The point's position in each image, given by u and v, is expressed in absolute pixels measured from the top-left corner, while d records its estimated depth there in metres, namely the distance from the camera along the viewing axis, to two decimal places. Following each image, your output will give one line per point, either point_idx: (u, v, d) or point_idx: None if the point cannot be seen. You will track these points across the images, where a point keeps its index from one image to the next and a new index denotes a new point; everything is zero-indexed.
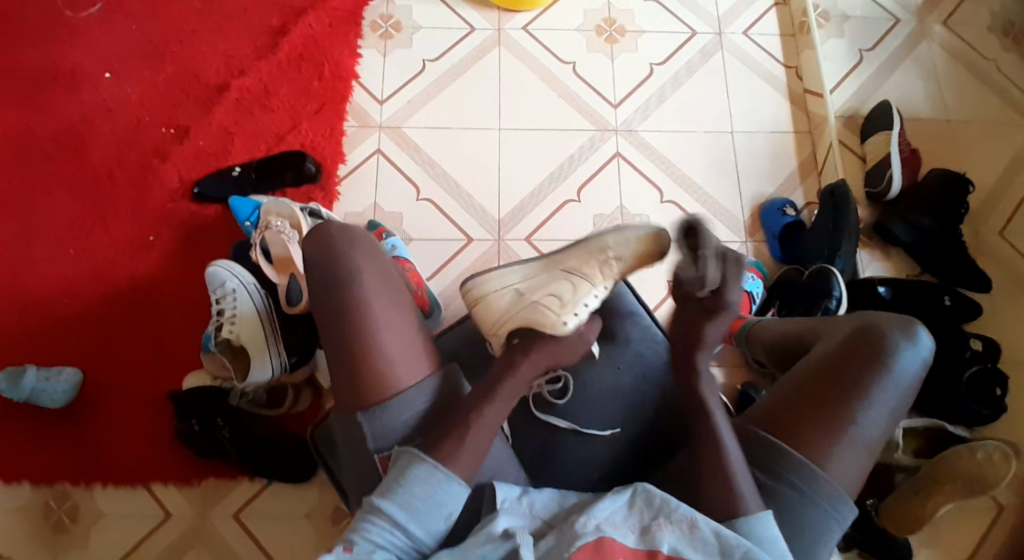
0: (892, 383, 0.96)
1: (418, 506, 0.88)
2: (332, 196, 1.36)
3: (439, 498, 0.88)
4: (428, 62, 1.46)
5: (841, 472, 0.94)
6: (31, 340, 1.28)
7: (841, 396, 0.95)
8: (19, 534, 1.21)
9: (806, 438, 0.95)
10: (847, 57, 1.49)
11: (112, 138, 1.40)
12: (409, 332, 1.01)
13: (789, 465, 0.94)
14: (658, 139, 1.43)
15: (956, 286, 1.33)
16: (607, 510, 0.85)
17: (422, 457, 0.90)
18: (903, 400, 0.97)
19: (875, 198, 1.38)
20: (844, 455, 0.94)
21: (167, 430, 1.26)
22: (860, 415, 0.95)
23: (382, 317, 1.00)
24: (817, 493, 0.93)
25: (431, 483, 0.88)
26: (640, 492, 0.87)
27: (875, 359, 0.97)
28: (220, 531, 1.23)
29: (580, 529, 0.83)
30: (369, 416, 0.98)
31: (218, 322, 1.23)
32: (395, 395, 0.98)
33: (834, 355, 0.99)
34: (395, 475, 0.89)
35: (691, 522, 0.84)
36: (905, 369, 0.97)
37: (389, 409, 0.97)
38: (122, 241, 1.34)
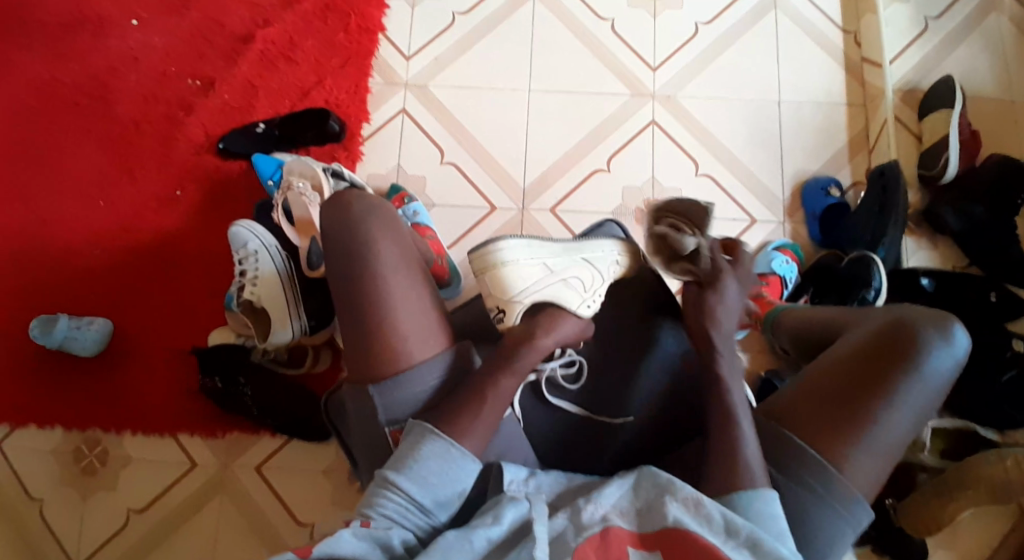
0: (923, 384, 0.89)
1: (431, 480, 0.86)
2: (355, 156, 1.34)
3: (452, 473, 0.87)
4: (458, 15, 1.40)
5: (860, 475, 0.87)
6: (62, 289, 1.31)
7: (865, 393, 0.89)
8: (53, 474, 1.27)
9: (825, 436, 0.88)
10: (911, 23, 1.37)
11: (139, 88, 1.39)
12: (423, 302, 0.99)
13: (805, 465, 0.88)
14: (697, 107, 1.35)
15: (1005, 282, 1.25)
16: (611, 496, 0.83)
17: (434, 432, 0.88)
18: (931, 401, 0.89)
19: (928, 181, 1.29)
20: (865, 457, 0.87)
21: (191, 384, 1.29)
22: (883, 415, 0.88)
23: (397, 292, 0.97)
24: (832, 495, 0.87)
25: (446, 460, 0.87)
26: (646, 474, 0.85)
27: (906, 356, 0.89)
28: (243, 482, 1.27)
29: (587, 518, 0.81)
30: (382, 390, 0.95)
31: (240, 283, 1.24)
32: (406, 369, 0.95)
33: (861, 349, 0.92)
34: (408, 450, 0.87)
35: (696, 501, 0.81)
36: (938, 370, 0.90)
37: (401, 383, 0.95)
38: (150, 194, 1.35)
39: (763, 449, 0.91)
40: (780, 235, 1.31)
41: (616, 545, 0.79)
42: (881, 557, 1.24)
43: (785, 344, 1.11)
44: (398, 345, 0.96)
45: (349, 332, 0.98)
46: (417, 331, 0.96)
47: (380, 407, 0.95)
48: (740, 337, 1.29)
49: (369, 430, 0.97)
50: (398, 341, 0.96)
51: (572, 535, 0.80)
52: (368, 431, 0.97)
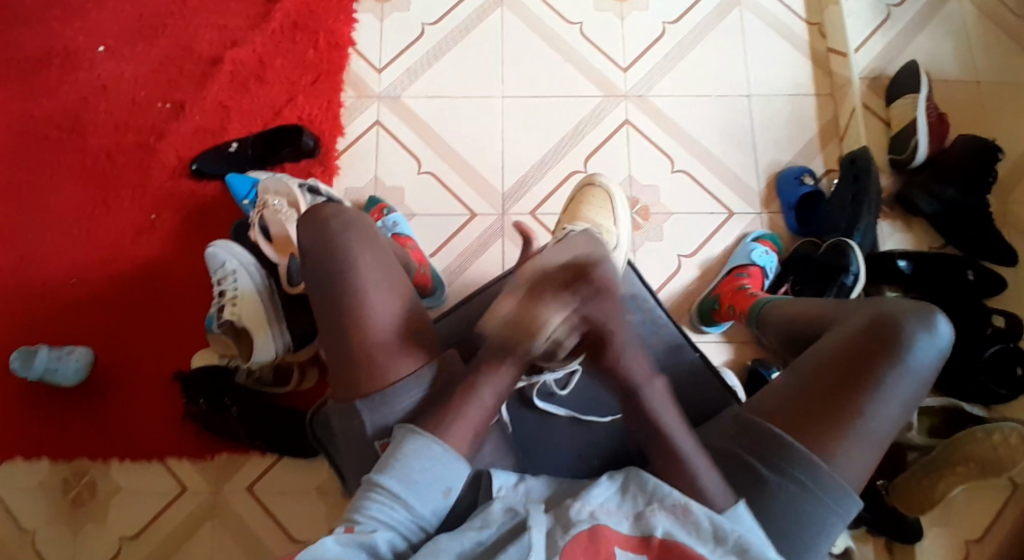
0: (907, 377, 0.89)
1: (416, 478, 0.84)
2: (332, 171, 1.34)
3: (437, 470, 0.85)
4: (427, 26, 1.41)
5: (849, 468, 0.88)
6: (41, 320, 1.30)
7: (850, 389, 0.89)
8: (40, 508, 1.25)
9: (812, 432, 0.88)
10: (873, 13, 1.40)
11: (111, 114, 1.38)
12: (403, 315, 0.95)
13: (793, 459, 0.88)
14: (669, 105, 1.37)
15: (981, 260, 1.27)
16: (600, 497, 0.82)
17: (418, 431, 0.87)
18: (916, 393, 0.90)
19: (899, 166, 1.32)
20: (851, 450, 0.88)
21: (176, 409, 1.28)
22: (869, 409, 0.88)
23: (380, 308, 0.93)
24: (821, 489, 0.87)
25: (429, 457, 0.85)
26: (634, 476, 0.84)
27: (890, 351, 0.89)
28: (234, 505, 1.25)
29: (575, 516, 0.80)
30: (368, 405, 0.92)
31: (219, 304, 1.22)
32: (391, 385, 0.92)
33: (848, 346, 0.92)
34: (393, 450, 0.86)
35: (683, 506, 0.81)
36: (921, 362, 0.90)
37: (390, 396, 0.91)
38: (126, 220, 1.34)
39: (751, 444, 0.91)
40: (757, 227, 1.32)
41: (604, 545, 0.78)
42: (876, 537, 1.25)
43: (769, 337, 1.11)
44: (381, 359, 0.92)
45: (329, 347, 0.94)
46: (398, 345, 0.93)
47: (368, 420, 0.92)
48: (726, 329, 1.29)
49: (357, 439, 0.94)
50: (379, 354, 0.92)
51: (560, 534, 0.79)
52: (357, 444, 0.94)
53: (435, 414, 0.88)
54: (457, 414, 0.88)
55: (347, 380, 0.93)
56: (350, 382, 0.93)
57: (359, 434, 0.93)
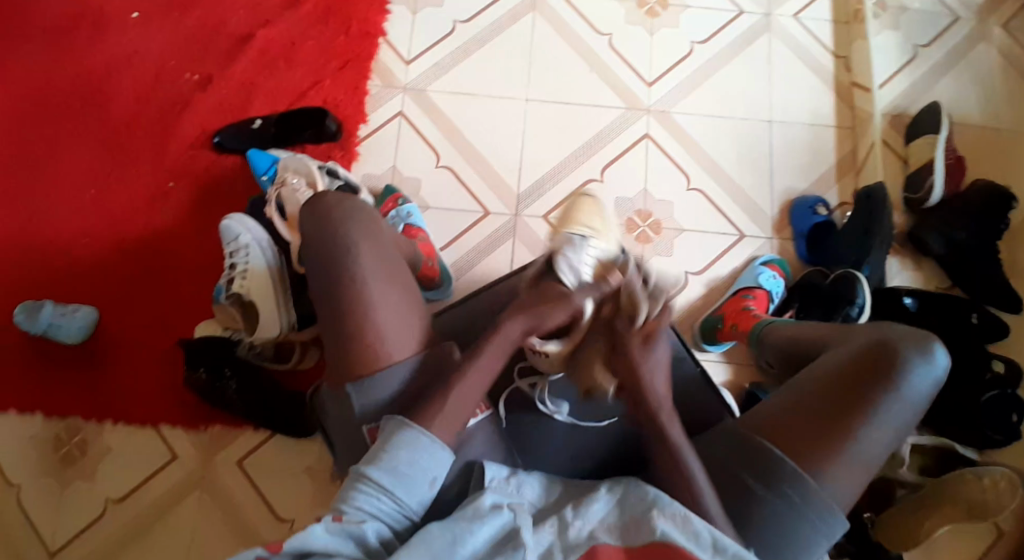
0: (901, 402, 0.90)
1: (404, 471, 0.85)
2: (351, 157, 1.35)
3: (424, 463, 0.86)
4: (459, 24, 1.43)
5: (837, 488, 0.88)
6: (50, 277, 1.31)
7: (845, 409, 0.90)
8: (30, 462, 1.26)
9: (803, 449, 0.89)
10: (900, 52, 1.42)
11: (140, 80, 1.40)
12: (403, 302, 0.94)
13: (783, 475, 0.88)
14: (689, 122, 1.38)
15: (986, 305, 1.27)
16: (599, 512, 0.83)
17: (408, 423, 0.87)
18: (909, 420, 0.91)
19: (913, 204, 1.32)
20: (841, 470, 0.88)
21: (175, 376, 1.28)
22: (860, 432, 0.89)
23: (379, 296, 0.92)
24: (808, 506, 0.88)
25: (418, 449, 0.86)
26: (633, 490, 0.84)
27: (887, 375, 0.90)
28: (223, 477, 1.26)
29: (574, 537, 0.81)
30: (359, 389, 0.91)
31: (230, 275, 1.23)
32: (383, 370, 0.91)
33: (846, 367, 0.93)
34: (381, 443, 0.86)
35: (683, 516, 0.82)
36: (917, 389, 0.91)
37: (378, 382, 0.91)
38: (144, 186, 1.35)
39: (742, 456, 0.92)
40: (767, 251, 1.33)
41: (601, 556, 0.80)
42: None
43: (770, 358, 1.12)
44: (379, 345, 0.92)
45: (327, 333, 0.94)
46: (396, 331, 0.92)
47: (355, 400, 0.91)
48: (727, 349, 1.30)
49: (346, 421, 0.93)
50: (378, 341, 0.91)
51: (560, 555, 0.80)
52: (346, 428, 0.94)
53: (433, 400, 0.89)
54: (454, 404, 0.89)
55: (342, 362, 0.93)
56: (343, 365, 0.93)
57: (348, 417, 0.93)
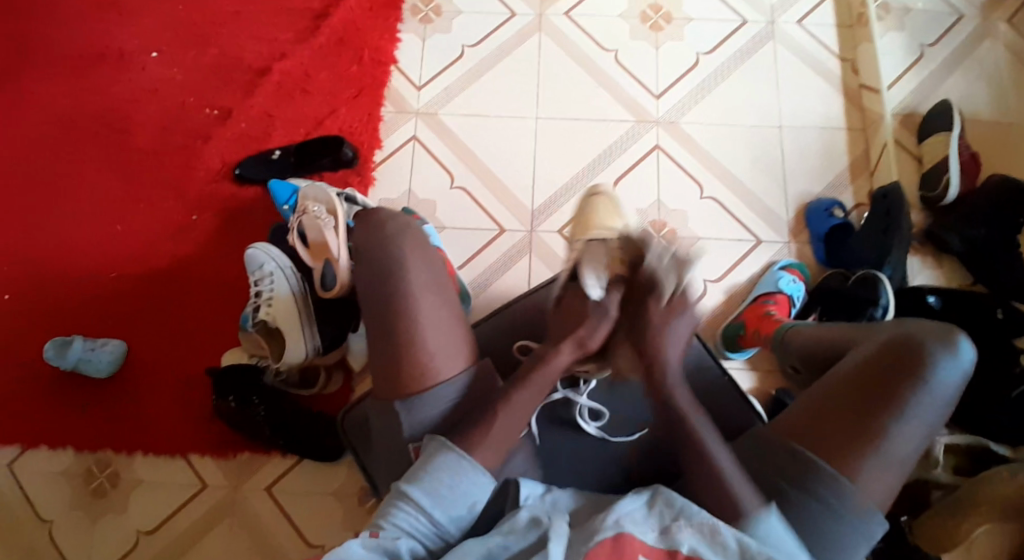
0: (931, 399, 0.90)
1: (443, 492, 0.86)
2: (368, 182, 1.37)
3: (465, 486, 0.87)
4: (467, 47, 1.45)
5: (873, 488, 0.88)
6: (78, 312, 1.34)
7: (876, 408, 0.90)
8: (63, 496, 1.27)
9: (837, 451, 0.89)
10: (906, 52, 1.42)
11: (161, 118, 1.44)
12: (450, 318, 0.97)
13: (818, 478, 0.89)
14: (699, 131, 1.39)
15: (1011, 300, 1.26)
16: (627, 507, 0.84)
17: (449, 446, 0.88)
18: (940, 415, 0.91)
19: (930, 203, 1.32)
20: (875, 470, 0.88)
21: (203, 405, 1.30)
22: (893, 430, 0.89)
23: (427, 312, 0.95)
24: (845, 508, 0.88)
25: (457, 472, 0.87)
26: (661, 493, 0.85)
27: (914, 371, 0.91)
28: (253, 505, 1.26)
29: (602, 527, 0.81)
30: (408, 407, 0.94)
31: (255, 304, 1.25)
32: (429, 389, 0.94)
33: (873, 366, 0.93)
34: (423, 463, 0.88)
35: (711, 526, 0.82)
36: (946, 384, 0.91)
37: (424, 400, 0.93)
38: (167, 220, 1.38)
39: (775, 460, 0.92)
40: (784, 255, 1.33)
41: (629, 549, 0.80)
42: None
43: (794, 362, 1.12)
44: (425, 361, 0.94)
45: (374, 344, 0.96)
46: (442, 347, 0.95)
47: (405, 424, 0.94)
48: (750, 356, 1.30)
49: (393, 441, 0.96)
50: (426, 356, 0.94)
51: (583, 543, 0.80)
52: (391, 444, 0.97)
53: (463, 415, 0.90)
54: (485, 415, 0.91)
55: (387, 377, 0.95)
56: (389, 378, 0.95)
57: (394, 434, 0.96)
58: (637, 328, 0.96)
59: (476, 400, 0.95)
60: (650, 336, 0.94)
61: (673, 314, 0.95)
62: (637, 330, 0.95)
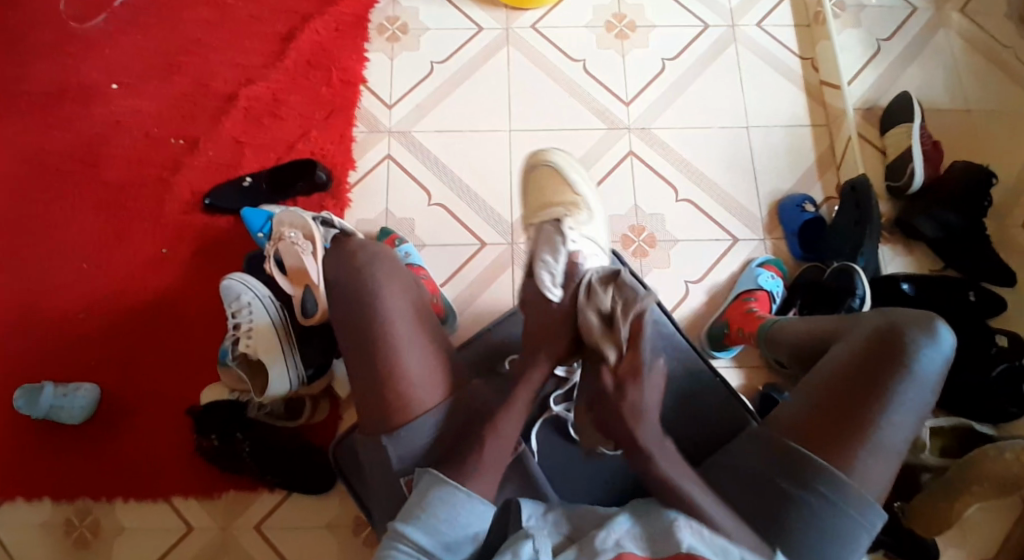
0: (917, 385, 0.91)
1: (443, 530, 0.84)
2: (344, 204, 1.35)
3: (463, 520, 0.85)
4: (436, 64, 1.45)
5: (869, 478, 0.89)
6: (47, 356, 1.28)
7: (865, 399, 0.91)
8: (41, 549, 1.21)
9: (831, 445, 0.90)
10: (865, 48, 1.46)
11: (123, 150, 1.40)
12: (427, 347, 0.95)
13: (815, 473, 0.89)
14: (672, 136, 1.40)
15: (981, 282, 1.30)
16: (625, 524, 0.82)
17: (444, 480, 0.86)
18: (928, 401, 0.92)
19: (897, 193, 1.36)
20: (870, 460, 0.89)
21: (185, 444, 1.25)
22: (883, 420, 0.90)
23: (407, 343, 0.94)
24: (845, 501, 0.89)
25: (455, 507, 0.85)
26: (658, 506, 0.84)
27: (899, 360, 0.91)
28: (243, 543, 1.22)
29: (601, 544, 0.81)
30: (394, 440, 0.92)
31: (235, 336, 1.22)
32: (415, 419, 0.92)
33: (858, 356, 0.94)
34: (418, 499, 0.86)
35: (714, 526, 0.82)
36: (930, 369, 0.92)
37: (412, 430, 0.92)
38: (135, 255, 1.34)
39: (774, 460, 0.92)
40: (762, 252, 1.35)
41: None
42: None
43: (782, 357, 1.13)
44: (409, 391, 0.93)
45: (357, 372, 0.95)
46: (424, 376, 0.93)
47: (393, 456, 0.92)
48: (736, 354, 1.31)
49: (384, 466, 0.94)
50: (405, 386, 0.93)
51: None
52: (383, 479, 0.94)
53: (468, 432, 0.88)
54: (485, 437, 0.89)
55: (378, 401, 0.93)
56: (380, 403, 0.93)
57: (386, 469, 0.94)
58: (600, 400, 0.88)
59: (469, 418, 0.93)
60: (624, 413, 0.85)
61: (635, 381, 0.86)
62: (606, 408, 0.87)
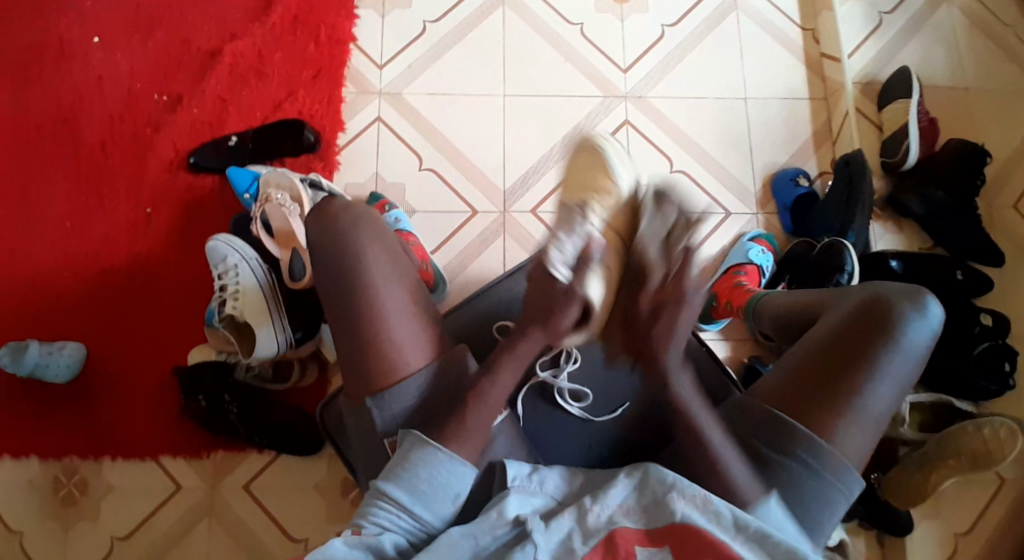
0: (901, 356, 0.92)
1: (422, 487, 0.85)
2: (333, 167, 1.33)
3: (443, 479, 0.86)
4: (429, 23, 1.41)
5: (849, 446, 0.90)
6: (32, 315, 1.27)
7: (848, 369, 0.91)
8: (28, 507, 1.22)
9: (813, 413, 0.91)
10: (866, 20, 1.44)
11: (105, 106, 1.36)
12: (410, 310, 0.94)
13: (796, 440, 0.90)
14: (668, 105, 1.39)
15: (968, 261, 1.30)
16: (618, 496, 0.84)
17: (425, 441, 0.88)
18: (910, 373, 0.93)
19: (891, 169, 1.35)
20: (851, 429, 0.90)
21: (171, 405, 1.25)
22: (866, 389, 0.91)
23: (390, 306, 0.93)
24: (825, 468, 0.89)
25: (435, 465, 0.86)
26: (652, 471, 0.85)
27: (884, 332, 0.92)
28: (232, 503, 1.23)
29: (594, 522, 0.82)
30: (379, 402, 0.92)
31: (220, 298, 1.21)
32: (401, 380, 0.92)
33: (844, 327, 0.95)
34: (399, 458, 0.87)
35: (703, 497, 0.83)
36: (914, 341, 0.93)
37: (400, 395, 0.92)
38: (120, 213, 1.32)
39: (757, 429, 0.93)
40: (753, 226, 1.35)
41: (623, 546, 0.81)
42: (869, 531, 1.28)
43: (767, 330, 1.14)
44: (394, 354, 0.92)
45: (341, 341, 0.94)
46: (409, 338, 0.93)
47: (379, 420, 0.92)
48: (723, 326, 1.32)
49: (370, 435, 0.94)
50: (392, 350, 0.92)
51: (578, 542, 0.81)
52: (368, 441, 0.95)
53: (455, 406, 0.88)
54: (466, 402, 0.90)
55: (362, 372, 0.93)
56: (364, 376, 0.93)
57: (370, 430, 0.94)
58: None
59: (451, 391, 0.93)
60: None
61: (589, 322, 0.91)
62: None
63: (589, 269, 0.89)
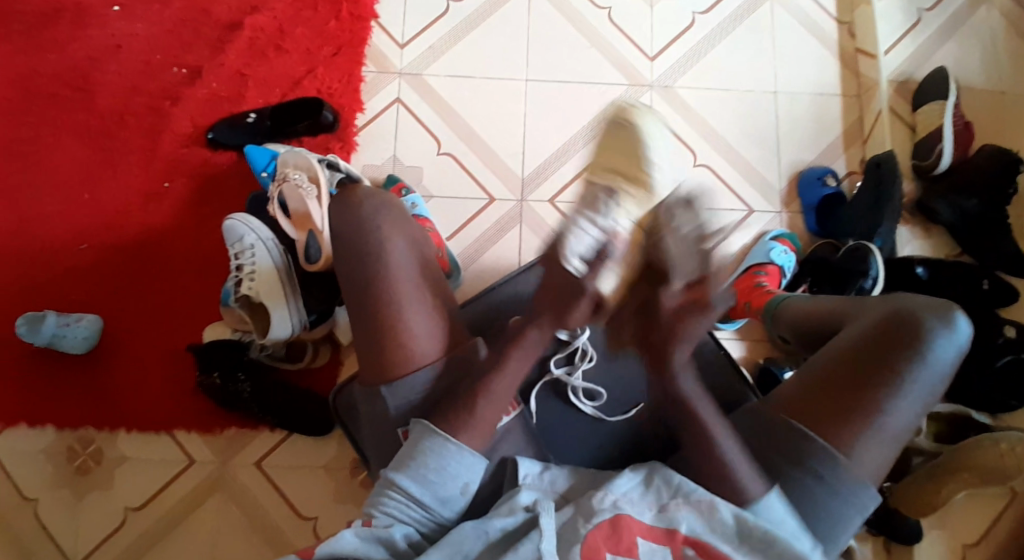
0: (926, 372, 0.90)
1: (432, 477, 0.85)
2: (350, 147, 1.32)
3: (452, 469, 0.86)
4: (453, 3, 1.38)
5: (867, 462, 0.89)
6: (49, 285, 1.28)
7: (870, 384, 0.90)
8: (43, 474, 1.24)
9: (831, 426, 0.90)
10: (905, 15, 1.39)
11: (126, 77, 1.35)
12: (426, 302, 0.94)
13: (812, 453, 0.89)
14: (694, 97, 1.35)
15: (995, 270, 1.27)
16: (624, 487, 0.85)
17: (435, 430, 0.87)
18: (934, 390, 0.91)
19: (922, 172, 1.31)
20: (869, 444, 0.89)
21: (184, 381, 1.26)
22: (887, 405, 0.89)
23: (406, 296, 0.93)
24: (839, 482, 0.88)
25: (445, 455, 0.86)
26: (658, 471, 0.87)
27: (909, 347, 0.90)
28: (242, 479, 1.24)
29: (598, 505, 0.83)
30: (393, 390, 0.91)
31: (237, 278, 1.21)
32: (412, 371, 0.91)
33: (868, 340, 0.93)
34: (409, 448, 0.87)
35: (709, 503, 0.83)
36: (940, 358, 0.91)
37: (412, 385, 0.91)
38: (138, 187, 1.32)
39: (771, 441, 0.92)
40: (776, 225, 1.32)
41: (627, 533, 0.81)
42: (875, 537, 1.27)
43: (787, 335, 1.12)
44: (408, 345, 0.92)
45: (354, 332, 0.94)
46: (424, 329, 0.93)
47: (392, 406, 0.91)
48: (739, 326, 1.30)
49: (380, 427, 0.93)
50: (407, 339, 0.92)
51: (582, 523, 0.81)
52: (378, 432, 0.94)
53: (461, 405, 0.88)
54: (470, 391, 0.89)
55: (372, 363, 0.93)
56: (374, 368, 0.93)
57: (381, 418, 0.93)
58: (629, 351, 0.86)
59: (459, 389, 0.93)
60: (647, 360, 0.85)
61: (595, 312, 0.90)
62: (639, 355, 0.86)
63: (605, 264, 0.87)
